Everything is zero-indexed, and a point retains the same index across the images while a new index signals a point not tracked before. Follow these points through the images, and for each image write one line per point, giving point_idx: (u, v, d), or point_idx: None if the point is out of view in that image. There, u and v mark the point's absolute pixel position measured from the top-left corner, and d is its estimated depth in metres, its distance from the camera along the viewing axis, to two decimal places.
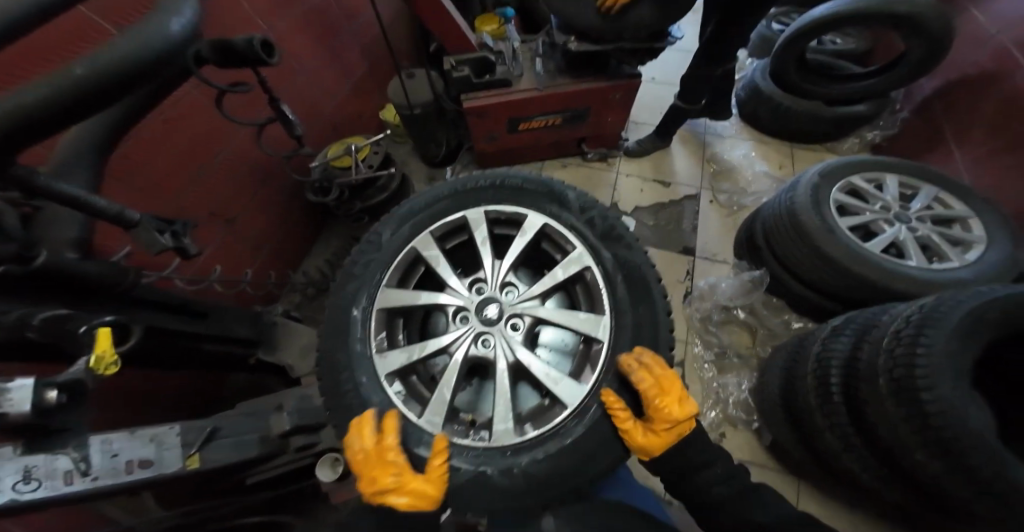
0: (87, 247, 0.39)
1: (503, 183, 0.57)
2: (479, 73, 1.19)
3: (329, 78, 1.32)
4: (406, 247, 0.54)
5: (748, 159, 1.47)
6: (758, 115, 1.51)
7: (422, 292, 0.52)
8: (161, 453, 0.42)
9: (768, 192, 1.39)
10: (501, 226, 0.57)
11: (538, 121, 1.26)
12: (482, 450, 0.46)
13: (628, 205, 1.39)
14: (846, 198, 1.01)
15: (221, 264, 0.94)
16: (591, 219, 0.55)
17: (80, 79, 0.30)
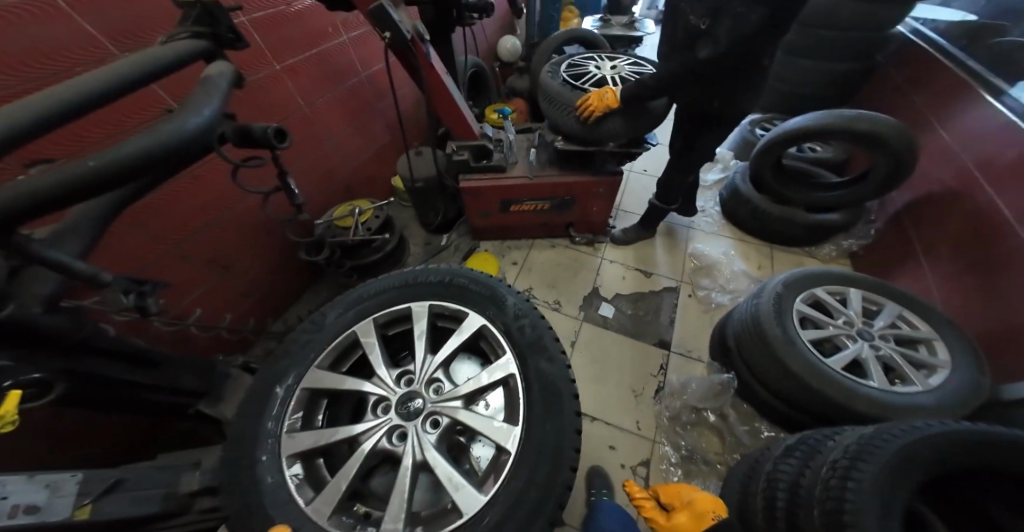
0: (53, 303, 0.45)
1: (447, 285, 0.71)
2: (478, 158, 1.33)
3: (351, 145, 1.49)
4: (344, 335, 0.67)
5: (727, 257, 1.54)
6: (739, 215, 1.62)
7: (347, 381, 0.62)
8: (52, 500, 0.47)
9: (745, 290, 1.43)
10: (442, 320, 0.68)
11: (528, 204, 1.37)
12: None
13: (610, 291, 1.44)
14: (809, 310, 1.09)
15: (204, 307, 1.02)
16: (520, 325, 0.64)
17: (94, 170, 0.38)
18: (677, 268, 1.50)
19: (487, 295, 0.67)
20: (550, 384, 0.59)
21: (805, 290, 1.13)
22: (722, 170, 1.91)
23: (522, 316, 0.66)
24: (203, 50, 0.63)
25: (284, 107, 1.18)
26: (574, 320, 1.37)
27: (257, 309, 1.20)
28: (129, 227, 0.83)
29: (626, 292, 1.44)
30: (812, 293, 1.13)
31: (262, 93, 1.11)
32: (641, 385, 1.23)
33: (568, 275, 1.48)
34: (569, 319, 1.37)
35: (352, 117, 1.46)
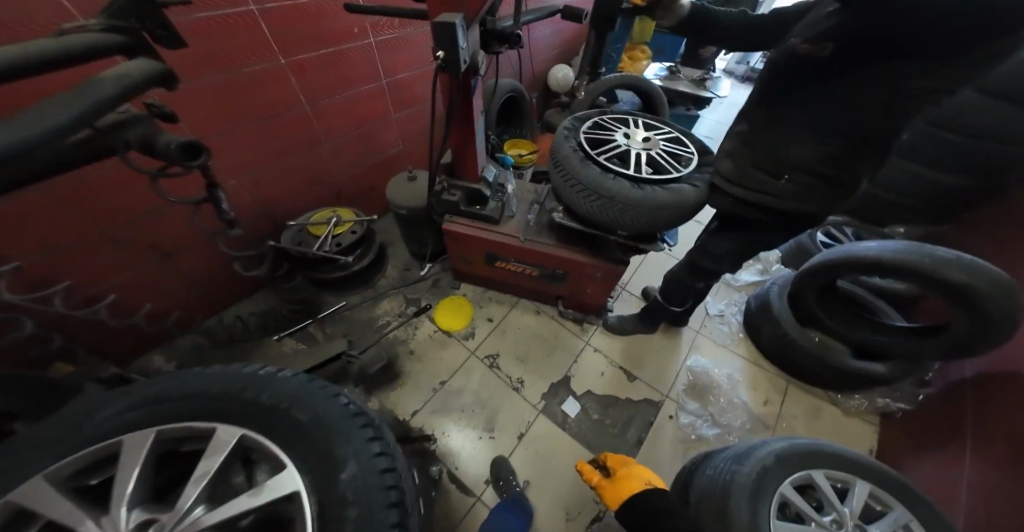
0: None
1: (281, 406, 0.52)
2: (471, 202, 1.17)
3: (350, 152, 1.39)
4: (116, 438, 0.48)
5: (730, 382, 1.31)
6: (762, 332, 1.37)
7: (72, 509, 0.42)
8: None
9: (738, 430, 1.20)
10: (256, 455, 0.50)
11: (514, 265, 1.18)
12: None
13: (582, 385, 1.25)
14: (791, 495, 0.85)
15: (122, 295, 0.96)
16: (362, 486, 0.47)
17: None
18: (666, 379, 1.29)
19: (326, 447, 0.48)
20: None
21: (804, 468, 0.89)
22: (758, 272, 1.64)
23: (353, 500, 0.45)
24: (120, 44, 0.53)
25: (277, 104, 1.09)
26: (530, 409, 1.19)
27: (195, 301, 1.14)
28: (41, 207, 0.75)
29: (600, 392, 1.24)
30: (809, 475, 0.89)
31: (251, 87, 1.01)
32: (578, 509, 1.03)
33: (541, 351, 1.31)
34: (523, 403, 1.19)
35: (360, 124, 1.35)
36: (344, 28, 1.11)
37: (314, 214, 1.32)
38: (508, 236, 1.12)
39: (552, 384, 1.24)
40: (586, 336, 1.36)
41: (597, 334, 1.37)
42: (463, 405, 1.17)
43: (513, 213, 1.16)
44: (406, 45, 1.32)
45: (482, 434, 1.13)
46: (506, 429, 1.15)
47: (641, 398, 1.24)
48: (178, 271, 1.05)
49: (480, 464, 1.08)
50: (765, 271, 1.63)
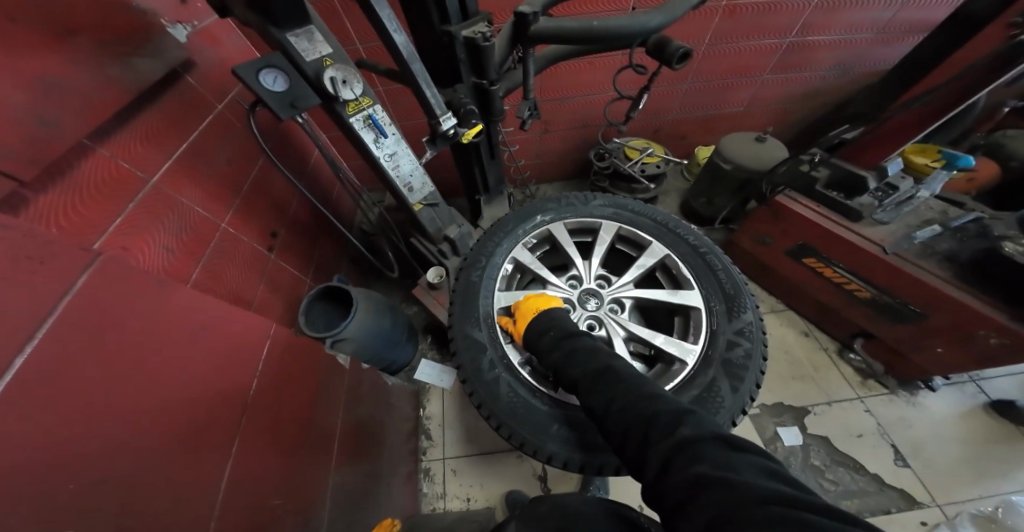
0: (507, 91, 0.90)
1: (708, 257, 0.72)
2: (832, 185, 1.22)
3: (700, 98, 1.57)
4: (575, 219, 0.79)
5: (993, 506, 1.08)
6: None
7: (573, 248, 0.77)
8: (414, 191, 1.00)
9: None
10: (665, 273, 0.73)
11: (836, 272, 1.24)
12: (501, 336, 0.66)
13: (820, 427, 1.24)
14: None
15: (519, 148, 1.62)
16: (739, 338, 0.64)
17: (542, 30, 0.74)
18: (949, 492, 1.11)
19: (728, 295, 0.68)
20: (716, 395, 0.59)
21: None
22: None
23: (745, 338, 0.63)
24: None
25: (693, 37, 1.30)
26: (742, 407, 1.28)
27: (539, 169, 1.76)
28: (552, 75, 1.32)
29: (835, 443, 1.21)
30: None
31: (688, 22, 1.25)
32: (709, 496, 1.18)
33: (792, 370, 1.36)
34: None
35: (733, 75, 1.48)
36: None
37: (632, 141, 1.59)
38: (867, 242, 1.14)
39: (776, 403, 1.30)
40: (861, 392, 1.31)
41: (877, 396, 1.29)
42: None
43: (885, 222, 1.16)
44: (855, 6, 1.29)
45: None
46: None
47: (898, 485, 1.13)
48: (545, 145, 1.63)
49: None
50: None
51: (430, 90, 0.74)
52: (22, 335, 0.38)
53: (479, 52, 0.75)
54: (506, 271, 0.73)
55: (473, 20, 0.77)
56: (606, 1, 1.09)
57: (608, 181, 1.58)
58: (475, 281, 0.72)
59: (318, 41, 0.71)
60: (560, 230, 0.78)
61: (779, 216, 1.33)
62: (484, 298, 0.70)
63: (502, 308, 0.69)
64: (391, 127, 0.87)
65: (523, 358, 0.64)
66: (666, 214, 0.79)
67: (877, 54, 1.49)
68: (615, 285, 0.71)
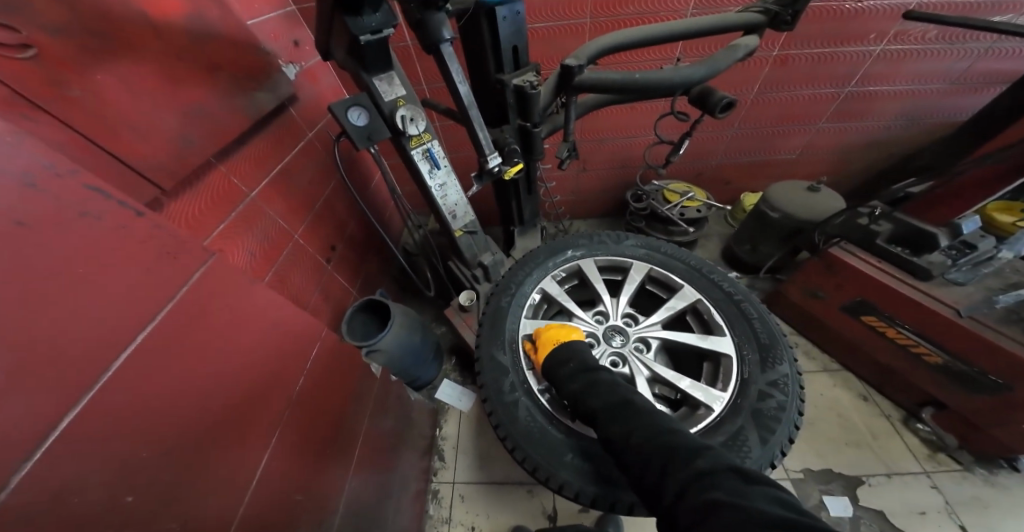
0: (550, 133, 0.97)
1: (742, 305, 0.70)
2: (893, 240, 1.15)
3: (745, 144, 1.56)
4: (606, 257, 0.82)
5: None
6: None
7: (602, 285, 0.78)
8: (457, 219, 1.07)
9: None
10: (695, 317, 0.72)
11: (901, 334, 1.13)
12: (523, 361, 0.68)
13: (874, 500, 1.09)
14: None
15: (557, 185, 1.69)
16: (774, 390, 0.60)
17: (587, 80, 0.80)
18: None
19: (762, 345, 0.65)
20: (743, 446, 0.56)
21: None
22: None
23: (778, 390, 0.60)
24: (751, 24, 0.82)
25: (738, 86, 1.33)
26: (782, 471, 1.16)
27: (575, 205, 1.81)
28: (594, 119, 1.39)
29: (894, 520, 1.05)
30: None
31: (735, 71, 1.28)
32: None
33: (843, 435, 1.22)
34: None
35: (782, 123, 1.47)
36: (861, 32, 1.17)
37: (672, 184, 1.59)
38: (937, 303, 1.04)
39: (824, 469, 1.16)
40: (928, 466, 1.14)
41: (948, 472, 1.13)
42: None
43: (960, 283, 1.06)
44: (918, 59, 1.25)
45: None
46: None
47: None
48: (583, 183, 1.69)
49: None
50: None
51: (483, 131, 0.83)
52: (146, 306, 0.47)
53: (526, 98, 0.83)
54: (534, 301, 0.76)
55: (524, 70, 0.85)
56: (651, 54, 1.16)
57: (645, 221, 1.58)
58: (504, 306, 0.75)
59: (396, 85, 0.82)
60: (590, 266, 0.81)
61: (833, 269, 1.25)
62: (511, 325, 0.73)
63: (526, 335, 0.72)
64: (444, 160, 0.97)
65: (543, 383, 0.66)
66: (700, 257, 0.79)
67: (946, 106, 1.41)
68: (642, 324, 0.72)
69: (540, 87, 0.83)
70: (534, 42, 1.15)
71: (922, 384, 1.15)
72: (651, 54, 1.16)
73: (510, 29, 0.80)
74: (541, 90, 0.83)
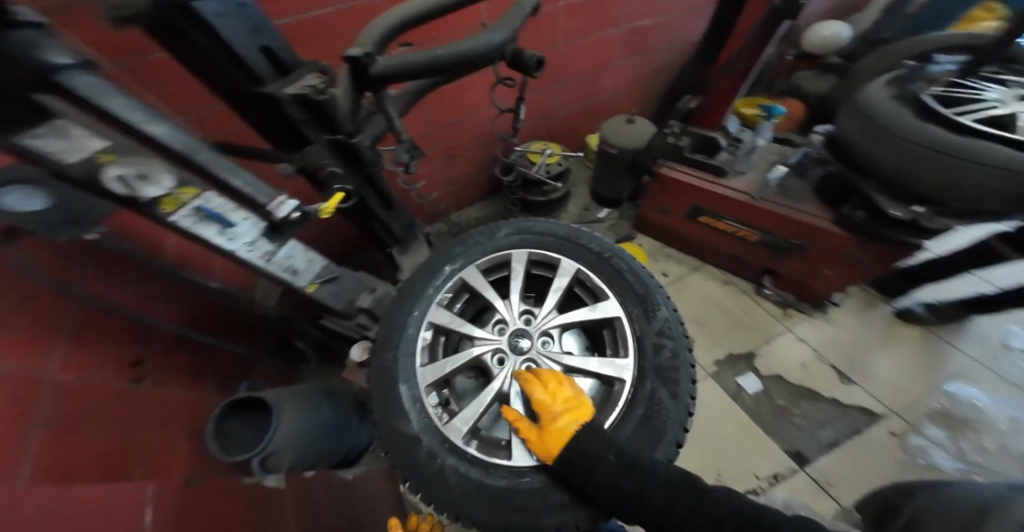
0: (373, 140, 0.82)
1: (610, 258, 0.70)
2: (695, 150, 1.30)
3: (575, 93, 1.60)
4: (493, 255, 0.73)
5: (959, 417, 1.10)
6: None
7: (489, 288, 0.69)
8: (298, 274, 0.78)
9: (960, 463, 1.03)
10: (583, 288, 0.69)
11: (726, 225, 1.29)
12: (432, 423, 0.57)
13: (770, 368, 1.23)
14: None
15: (426, 183, 1.52)
16: (661, 342, 0.60)
17: (383, 69, 0.66)
18: (908, 401, 1.14)
19: (641, 294, 0.65)
20: (661, 408, 0.55)
21: None
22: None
23: (667, 336, 0.61)
24: None
25: (546, 41, 1.32)
26: (701, 373, 1.23)
27: (449, 198, 1.68)
28: (427, 108, 1.27)
29: (790, 381, 1.20)
30: None
31: (537, 26, 1.26)
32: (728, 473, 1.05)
33: (727, 323, 1.34)
34: None
35: (594, 67, 1.53)
36: None
37: (531, 145, 1.57)
38: (737, 192, 1.22)
39: (728, 357, 1.26)
40: (788, 324, 1.32)
41: (803, 322, 1.31)
42: None
43: (743, 172, 1.26)
44: None
45: None
46: None
47: (855, 404, 1.15)
48: (451, 174, 1.57)
49: None
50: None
51: (235, 177, 0.52)
52: None
53: (321, 105, 0.66)
54: (426, 340, 0.64)
55: (299, 74, 0.66)
56: (452, 26, 1.07)
57: (521, 191, 1.54)
58: (391, 363, 0.62)
59: (72, 133, 0.40)
60: (474, 275, 0.71)
61: (664, 185, 1.33)
62: (405, 381, 0.60)
63: (433, 383, 0.60)
64: (242, 213, 0.60)
65: (468, 432, 0.56)
66: (557, 222, 0.76)
67: (708, 19, 1.64)
68: (541, 317, 0.65)
69: (332, 90, 0.66)
70: (303, 40, 0.93)
71: (757, 259, 1.31)
72: (453, 24, 1.07)
73: (242, 27, 0.57)
74: (335, 93, 0.66)
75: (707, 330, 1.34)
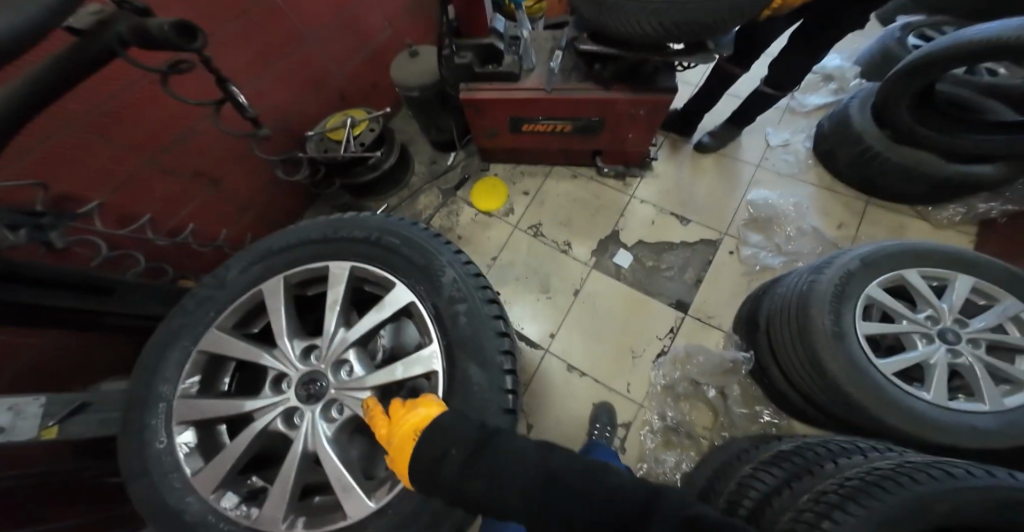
0: None
1: (380, 239, 0.53)
2: (484, 62, 1.06)
3: (347, 36, 1.16)
4: (249, 290, 0.53)
5: (798, 210, 1.26)
6: (836, 156, 1.25)
7: (245, 343, 0.50)
8: (15, 422, 0.48)
9: (806, 255, 1.19)
10: (368, 284, 0.54)
11: (544, 124, 1.14)
12: (238, 530, 0.42)
13: (632, 237, 1.26)
14: (885, 299, 0.77)
15: (196, 224, 0.97)
16: (455, 314, 0.48)
17: None
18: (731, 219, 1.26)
19: (419, 266, 0.50)
20: (473, 386, 0.44)
21: (895, 268, 0.79)
22: (832, 92, 1.47)
23: (459, 298, 0.49)
24: None
25: None
26: (581, 267, 1.23)
27: None
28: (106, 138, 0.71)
29: (652, 241, 1.25)
30: (899, 276, 0.79)
31: None
32: (643, 347, 1.10)
33: (585, 214, 1.32)
34: (571, 268, 1.23)
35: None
36: None
37: (327, 121, 1.17)
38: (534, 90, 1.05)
39: (597, 243, 1.27)
40: (631, 192, 1.34)
41: (643, 183, 1.34)
42: (516, 276, 1.24)
43: (532, 68, 1.08)
44: None
45: (541, 295, 1.20)
46: (560, 289, 1.21)
47: (698, 239, 1.25)
48: (232, 194, 1.04)
49: (538, 324, 1.16)
50: (841, 90, 1.46)
51: None
52: None
53: None
54: (186, 445, 0.46)
55: None
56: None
57: (339, 176, 1.20)
58: (146, 494, 0.44)
59: None
60: (224, 340, 0.50)
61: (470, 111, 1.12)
62: (167, 506, 0.43)
63: (212, 488, 0.44)
64: None
65: (286, 511, 0.43)
66: (306, 220, 0.58)
67: None
68: (326, 340, 0.49)
69: None
70: None
71: (581, 145, 1.24)
72: None
73: None
74: None
75: (575, 226, 1.30)
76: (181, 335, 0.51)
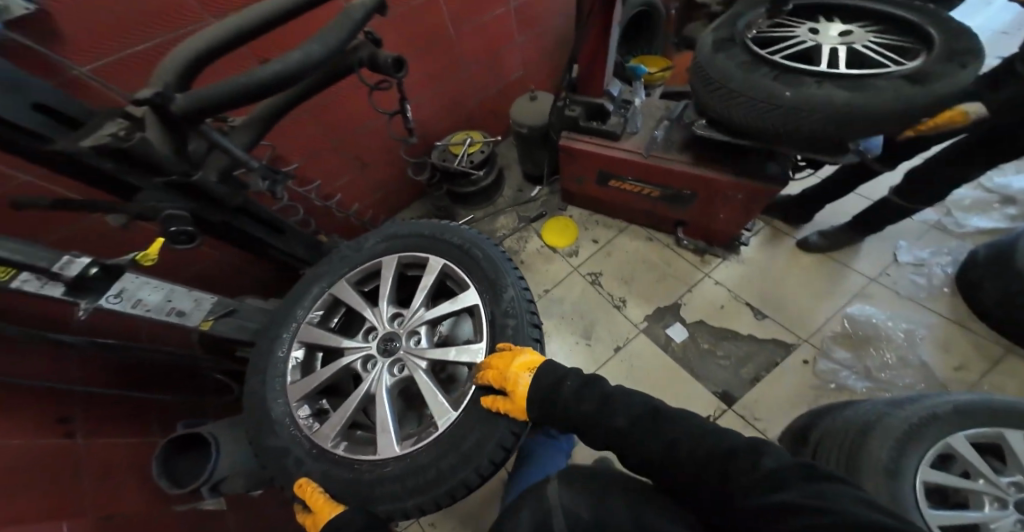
0: None
1: (469, 250, 0.65)
2: (590, 118, 1.20)
3: (490, 74, 1.40)
4: (373, 259, 0.69)
5: (908, 336, 1.12)
6: (980, 286, 1.09)
7: (354, 296, 0.65)
8: (193, 310, 0.67)
9: (907, 387, 1.05)
10: (451, 281, 0.66)
11: (630, 184, 1.21)
12: (302, 434, 0.56)
13: (694, 315, 1.25)
14: (965, 451, 0.68)
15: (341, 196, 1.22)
16: (506, 323, 0.58)
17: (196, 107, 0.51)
18: (812, 327, 1.18)
19: (490, 278, 0.61)
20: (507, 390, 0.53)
21: (994, 424, 0.70)
22: (1008, 217, 1.27)
23: (511, 314, 0.58)
24: None
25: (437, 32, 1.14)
26: (631, 327, 1.25)
27: None
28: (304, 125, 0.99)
29: (713, 323, 1.23)
30: (996, 432, 0.69)
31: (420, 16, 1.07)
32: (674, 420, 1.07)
33: (652, 276, 1.34)
34: (622, 321, 1.26)
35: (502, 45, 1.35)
36: None
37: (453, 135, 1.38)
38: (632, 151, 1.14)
39: (655, 308, 1.27)
40: (706, 270, 1.33)
41: (720, 266, 1.33)
42: (563, 312, 1.30)
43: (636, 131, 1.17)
44: None
45: (582, 340, 1.24)
46: (603, 340, 1.23)
47: (771, 337, 1.18)
48: (371, 179, 1.28)
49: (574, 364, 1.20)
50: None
51: None
52: None
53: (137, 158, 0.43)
54: (296, 359, 0.61)
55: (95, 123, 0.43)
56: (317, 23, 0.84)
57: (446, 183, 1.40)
58: (258, 387, 0.59)
59: None
60: (346, 290, 0.66)
61: (569, 158, 1.25)
62: (268, 399, 0.58)
63: (300, 398, 0.58)
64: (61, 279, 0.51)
65: (337, 435, 0.55)
66: (415, 221, 0.72)
67: None
68: (410, 313, 0.62)
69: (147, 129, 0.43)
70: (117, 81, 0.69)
71: (665, 212, 1.27)
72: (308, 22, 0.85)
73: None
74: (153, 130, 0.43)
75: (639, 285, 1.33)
76: (315, 280, 0.69)
